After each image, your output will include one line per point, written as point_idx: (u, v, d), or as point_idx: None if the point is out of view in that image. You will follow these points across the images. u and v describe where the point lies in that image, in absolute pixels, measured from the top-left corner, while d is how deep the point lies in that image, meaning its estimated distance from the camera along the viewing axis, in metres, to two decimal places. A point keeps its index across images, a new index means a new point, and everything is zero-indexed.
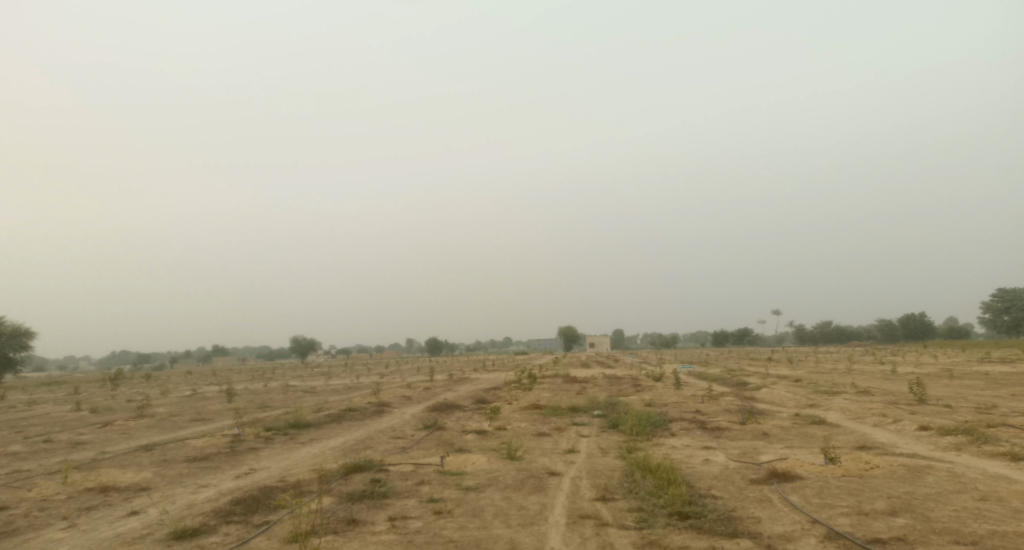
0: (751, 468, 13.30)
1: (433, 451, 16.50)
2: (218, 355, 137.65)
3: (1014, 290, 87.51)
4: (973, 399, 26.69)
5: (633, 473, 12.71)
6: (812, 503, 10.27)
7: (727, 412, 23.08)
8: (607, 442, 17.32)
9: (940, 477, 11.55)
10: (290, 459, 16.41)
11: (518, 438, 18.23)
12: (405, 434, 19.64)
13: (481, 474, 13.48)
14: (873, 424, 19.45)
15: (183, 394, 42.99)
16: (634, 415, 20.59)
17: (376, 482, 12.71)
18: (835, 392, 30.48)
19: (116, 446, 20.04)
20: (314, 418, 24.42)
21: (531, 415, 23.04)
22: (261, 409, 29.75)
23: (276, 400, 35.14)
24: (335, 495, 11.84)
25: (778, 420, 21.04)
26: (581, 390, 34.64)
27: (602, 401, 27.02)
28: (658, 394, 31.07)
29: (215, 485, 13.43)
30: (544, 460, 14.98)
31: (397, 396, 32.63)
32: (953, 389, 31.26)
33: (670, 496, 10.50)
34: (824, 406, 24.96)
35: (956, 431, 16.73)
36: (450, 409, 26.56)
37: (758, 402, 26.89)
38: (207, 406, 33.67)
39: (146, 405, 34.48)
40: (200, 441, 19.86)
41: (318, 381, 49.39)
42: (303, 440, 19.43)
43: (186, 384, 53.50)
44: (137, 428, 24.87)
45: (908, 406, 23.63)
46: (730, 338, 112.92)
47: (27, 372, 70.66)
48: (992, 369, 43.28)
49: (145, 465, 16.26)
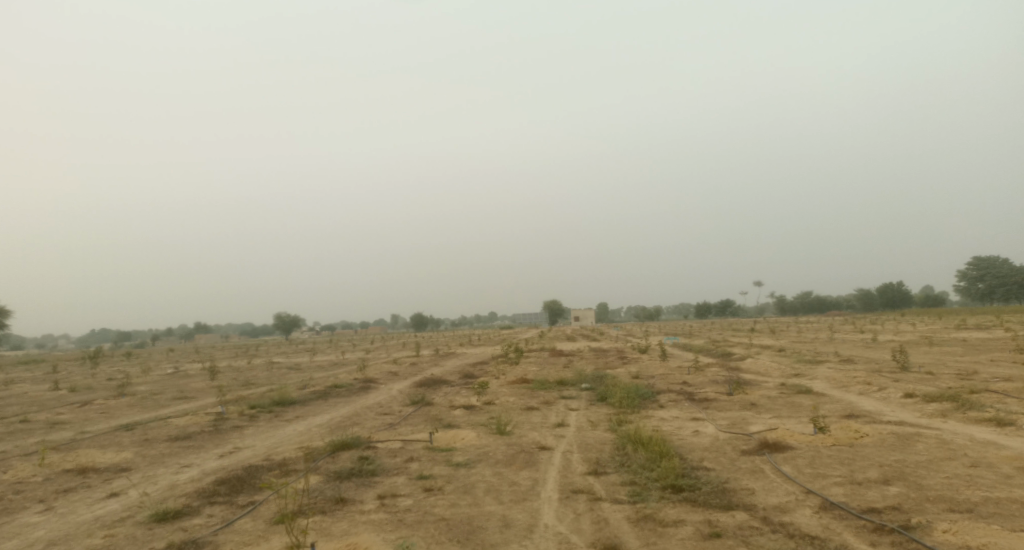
0: (741, 439, 13.28)
1: (421, 427, 16.31)
2: (200, 332, 136.18)
3: (989, 258, 89.01)
4: (954, 365, 27.05)
5: (624, 446, 12.61)
6: (805, 473, 10.21)
7: (714, 383, 23.16)
8: (596, 415, 17.24)
9: (930, 444, 11.58)
10: (276, 437, 16.13)
11: (507, 412, 18.09)
12: (392, 411, 19.42)
13: (471, 449, 13.33)
14: (859, 392, 19.59)
15: (164, 372, 42.34)
16: (622, 387, 20.54)
17: (364, 460, 12.49)
18: (819, 361, 30.73)
19: (96, 426, 19.59)
20: (300, 395, 24.11)
21: (519, 390, 22.93)
22: (245, 387, 29.32)
23: (260, 377, 34.75)
24: (322, 474, 11.59)
25: (765, 390, 21.14)
26: (568, 363, 34.68)
27: (589, 374, 27.02)
28: (644, 367, 31.14)
29: (198, 465, 13.12)
30: (534, 435, 14.85)
31: (384, 372, 32.41)
32: (934, 355, 31.71)
33: (663, 469, 10.39)
34: (809, 375, 25.14)
35: (941, 397, 16.88)
36: (437, 384, 26.40)
37: (744, 373, 27.06)
38: (190, 384, 33.17)
39: (127, 384, 33.91)
40: (183, 419, 19.46)
41: (302, 358, 49.06)
42: (289, 417, 19.15)
43: (168, 361, 52.92)
44: (118, 407, 24.40)
45: (892, 374, 23.84)
46: (713, 310, 114.08)
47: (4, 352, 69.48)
48: (969, 335, 44.05)
49: (125, 445, 15.88)
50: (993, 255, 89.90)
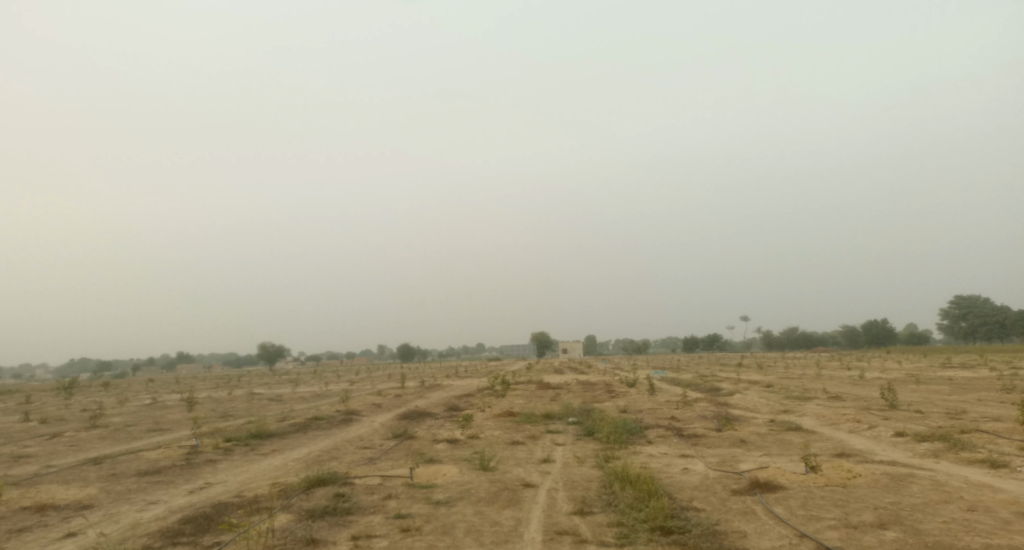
0: (732, 478, 12.89)
1: (401, 462, 15.76)
2: (182, 362, 133.60)
3: (972, 297, 90.06)
4: (941, 404, 26.91)
5: (611, 484, 12.18)
6: (798, 516, 9.85)
7: (702, 419, 22.81)
8: (583, 451, 16.79)
9: (925, 486, 11.27)
10: (250, 472, 15.49)
11: (491, 447, 17.59)
12: (373, 444, 18.82)
13: (453, 486, 12.83)
14: (849, 430, 19.30)
15: (141, 403, 41.18)
16: (610, 422, 20.12)
17: (340, 497, 11.96)
18: (807, 398, 30.48)
19: (62, 459, 18.78)
20: (279, 427, 23.38)
21: (504, 423, 22.41)
22: (223, 418, 28.47)
23: (239, 408, 33.84)
24: (295, 513, 11.05)
25: (754, 426, 20.81)
26: (555, 396, 34.16)
27: (576, 407, 26.58)
28: (632, 401, 30.72)
29: (165, 502, 12.50)
30: (519, 471, 14.38)
31: (366, 404, 31.66)
32: (921, 393, 31.63)
33: (651, 510, 9.97)
34: (797, 412, 24.90)
35: (932, 436, 16.63)
36: (421, 417, 25.80)
37: (732, 409, 26.72)
38: (166, 415, 32.20)
39: (101, 415, 32.88)
40: (155, 452, 18.73)
41: (284, 389, 48.02)
42: (265, 451, 18.49)
43: (146, 392, 51.56)
44: (88, 439, 23.49)
45: (880, 411, 23.65)
46: (700, 344, 114.01)
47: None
48: (955, 373, 44.10)
49: (90, 480, 15.16)
50: (975, 294, 90.97)
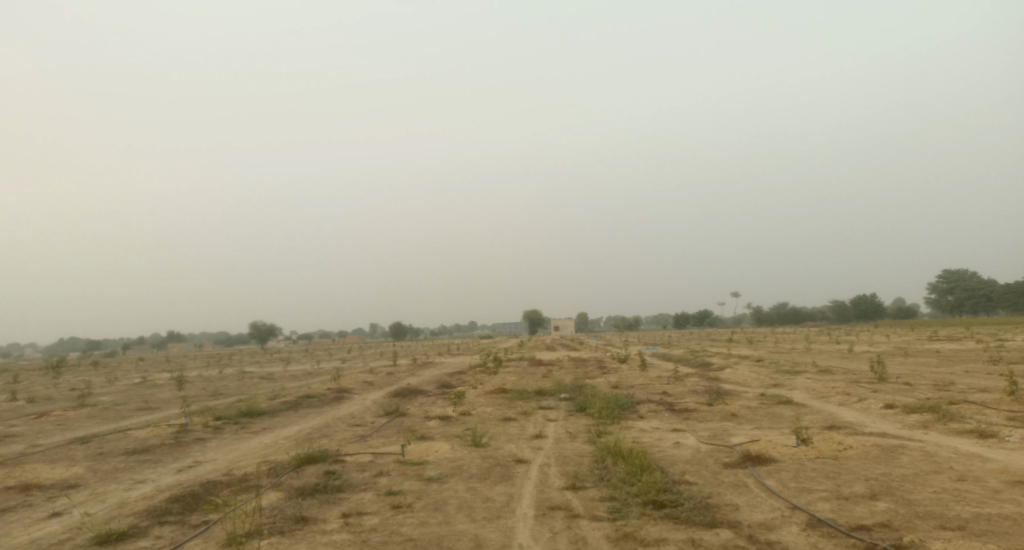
0: (724, 451, 12.90)
1: (393, 439, 15.68)
2: (173, 341, 133.05)
3: (959, 271, 90.88)
4: (929, 376, 27.15)
5: (604, 459, 12.14)
6: (790, 488, 9.84)
7: (694, 393, 22.86)
8: (575, 427, 16.77)
9: (915, 457, 11.30)
10: (240, 450, 15.36)
11: (483, 423, 17.56)
12: (364, 422, 18.75)
13: (444, 463, 12.76)
14: (839, 403, 19.42)
15: (131, 382, 40.90)
16: (601, 398, 20.12)
17: (331, 474, 11.87)
18: (797, 372, 30.64)
19: (50, 439, 18.58)
20: (270, 405, 23.28)
21: (496, 400, 22.40)
22: (213, 397, 28.31)
23: (230, 387, 33.68)
24: (284, 491, 10.94)
25: (745, 400, 20.89)
26: (547, 372, 34.20)
27: (568, 383, 26.60)
28: (624, 377, 30.81)
29: (152, 481, 12.36)
30: (510, 447, 14.35)
31: (358, 382, 31.56)
32: (910, 367, 31.91)
33: (643, 484, 9.93)
34: (787, 385, 25.05)
35: (921, 408, 16.73)
36: (413, 394, 25.76)
37: (723, 383, 26.84)
38: (156, 394, 31.97)
39: (90, 394, 32.64)
40: (144, 431, 18.56)
41: (276, 368, 47.86)
42: (256, 429, 18.36)
43: (137, 371, 51.26)
44: (76, 419, 23.26)
45: (869, 384, 23.81)
46: (691, 320, 114.66)
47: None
48: (942, 346, 44.57)
49: (77, 459, 15.00)
50: (962, 268, 91.75)
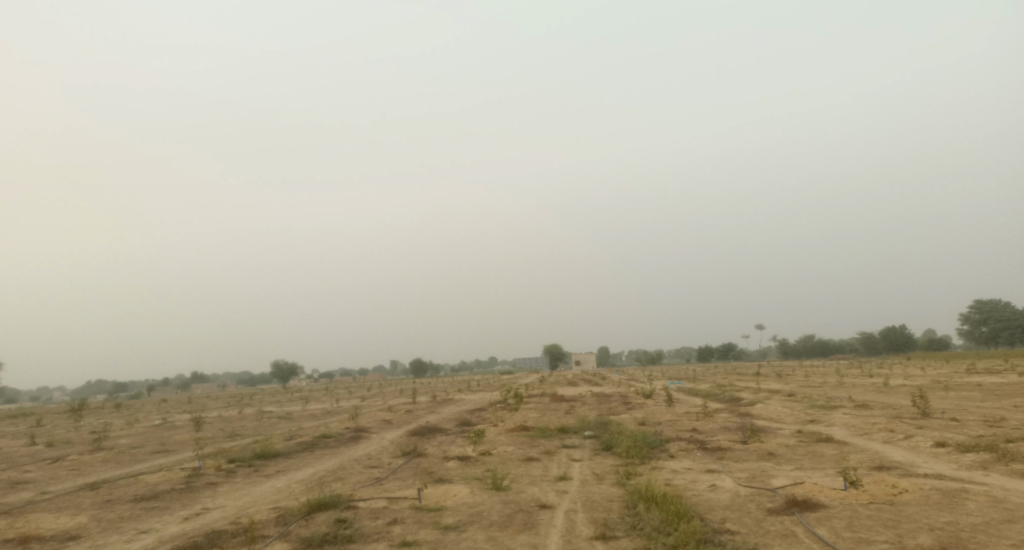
0: (765, 495, 11.88)
1: (410, 482, 14.88)
2: (197, 381, 133.57)
3: (992, 301, 87.95)
4: (976, 411, 25.59)
5: (635, 505, 11.20)
6: (845, 539, 8.85)
7: (726, 431, 21.68)
8: (601, 468, 15.80)
9: (982, 503, 10.19)
10: (250, 496, 14.67)
11: (504, 464, 16.68)
12: (381, 463, 17.98)
13: (463, 509, 11.92)
14: (884, 441, 18.16)
15: (151, 424, 40.58)
16: (629, 436, 19.13)
17: (342, 523, 11.10)
18: (833, 407, 29.12)
19: (60, 485, 18.09)
20: (285, 446, 22.59)
21: (518, 439, 21.46)
22: (229, 438, 27.70)
23: (247, 427, 33.09)
24: (291, 542, 10.21)
25: (781, 437, 19.71)
26: (569, 409, 33.11)
27: (592, 420, 25.57)
28: (650, 413, 29.60)
29: (156, 531, 11.71)
30: (534, 490, 13.44)
31: (376, 420, 30.78)
32: (953, 400, 30.21)
33: (681, 534, 9.02)
34: (825, 421, 23.72)
35: (977, 446, 15.48)
36: (432, 433, 24.93)
37: (756, 419, 25.58)
38: (173, 436, 31.43)
39: (107, 437, 32.20)
40: (155, 476, 17.98)
41: (295, 407, 47.14)
42: (269, 472, 17.66)
43: (158, 412, 50.99)
44: (90, 464, 22.77)
45: (914, 420, 22.44)
46: (715, 354, 112.23)
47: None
48: (983, 379, 42.51)
49: (83, 507, 14.40)
50: (995, 298, 88.73)
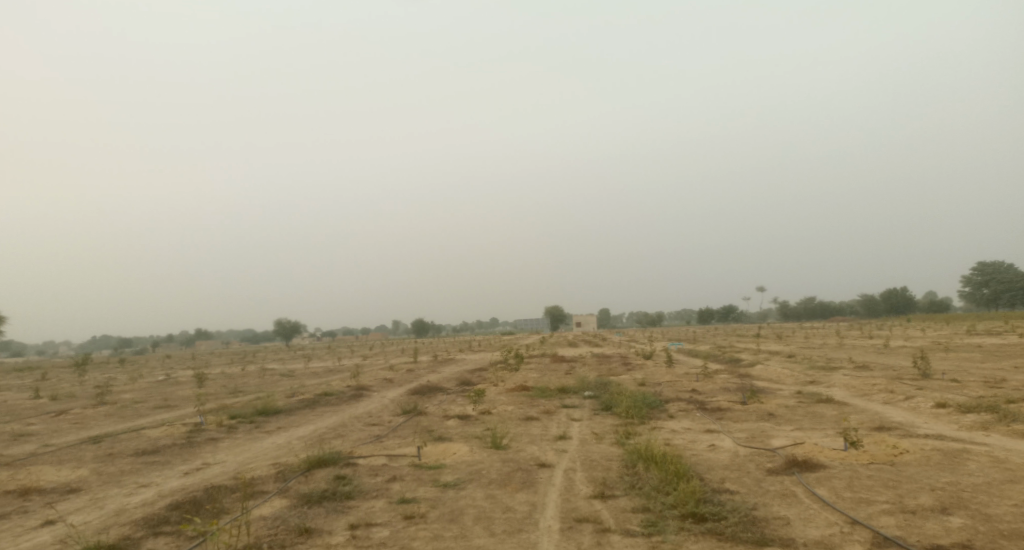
0: (765, 455, 11.84)
1: (409, 440, 14.90)
2: (201, 339, 134.74)
3: (995, 263, 87.55)
4: (977, 373, 25.59)
5: (634, 464, 11.17)
6: (846, 499, 8.79)
7: (726, 392, 21.69)
8: (601, 427, 15.82)
9: (984, 464, 10.11)
10: (250, 452, 14.72)
11: (504, 423, 16.70)
12: (381, 421, 18.04)
13: (462, 467, 11.91)
14: (884, 402, 18.13)
15: (155, 379, 40.89)
16: (628, 396, 19.12)
17: (341, 480, 11.11)
18: (832, 368, 29.15)
19: (63, 438, 18.19)
20: (286, 403, 22.70)
21: (518, 398, 21.52)
22: (231, 395, 27.87)
23: (250, 384, 33.29)
24: (290, 498, 10.21)
25: (781, 398, 19.69)
26: (570, 369, 33.27)
27: (592, 381, 25.63)
28: (650, 373, 29.67)
29: (156, 485, 11.75)
30: (533, 449, 13.44)
31: (377, 379, 30.92)
32: (954, 362, 30.22)
33: (681, 494, 8.97)
34: (824, 382, 23.73)
35: (978, 408, 15.41)
36: (433, 392, 25.04)
37: (756, 380, 25.63)
38: (176, 392, 31.70)
39: (110, 392, 32.44)
40: (157, 431, 18.07)
41: (298, 364, 47.41)
42: (270, 429, 17.74)
43: (162, 368, 51.59)
44: (93, 418, 22.94)
45: (914, 381, 22.43)
46: (716, 315, 112.61)
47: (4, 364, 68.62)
48: (983, 341, 42.54)
49: (84, 461, 14.48)
50: (997, 261, 88.32)
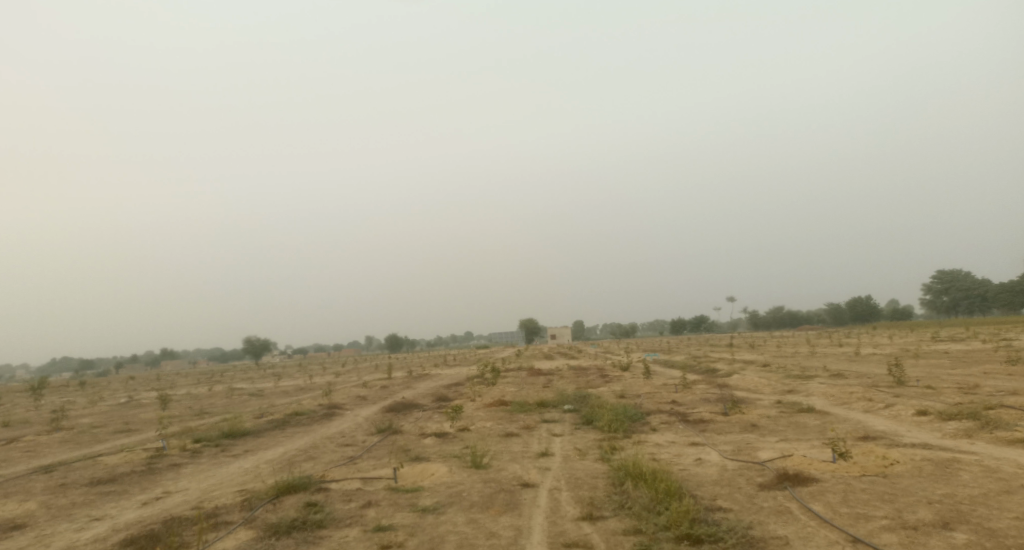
0: (754, 469, 11.49)
1: (384, 461, 14.22)
2: (166, 358, 130.63)
3: (954, 271, 89.89)
4: (949, 379, 25.81)
5: (621, 482, 10.72)
6: (843, 514, 8.46)
7: (706, 403, 21.42)
8: (583, 442, 15.35)
9: (978, 474, 9.92)
10: (215, 478, 13.87)
11: (483, 440, 16.12)
12: (355, 441, 17.29)
13: (441, 489, 11.31)
14: (864, 410, 18.02)
15: (116, 402, 39.13)
16: (609, 409, 18.71)
17: (312, 507, 10.43)
18: (808, 377, 29.21)
19: (12, 468, 17.00)
20: (255, 424, 21.72)
21: (497, 413, 20.94)
22: (196, 417, 26.67)
23: (217, 405, 32.00)
24: (257, 529, 9.51)
25: (763, 408, 19.47)
26: (547, 382, 32.75)
27: (571, 394, 25.20)
28: (629, 385, 29.34)
29: (110, 518, 10.89)
30: (514, 468, 12.90)
31: (350, 397, 30.03)
32: (925, 369, 30.51)
33: (673, 513, 8.54)
34: (803, 391, 23.67)
35: (959, 415, 15.33)
36: (408, 409, 24.29)
37: (734, 390, 25.48)
38: (137, 415, 30.26)
39: (67, 417, 30.84)
40: (114, 457, 17.02)
41: (267, 383, 45.97)
42: (236, 452, 16.85)
43: (124, 390, 49.66)
44: (46, 445, 21.63)
45: (890, 389, 22.46)
46: (688, 326, 113.52)
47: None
48: (949, 347, 43.30)
49: (33, 493, 13.48)
50: (956, 269, 90.79)
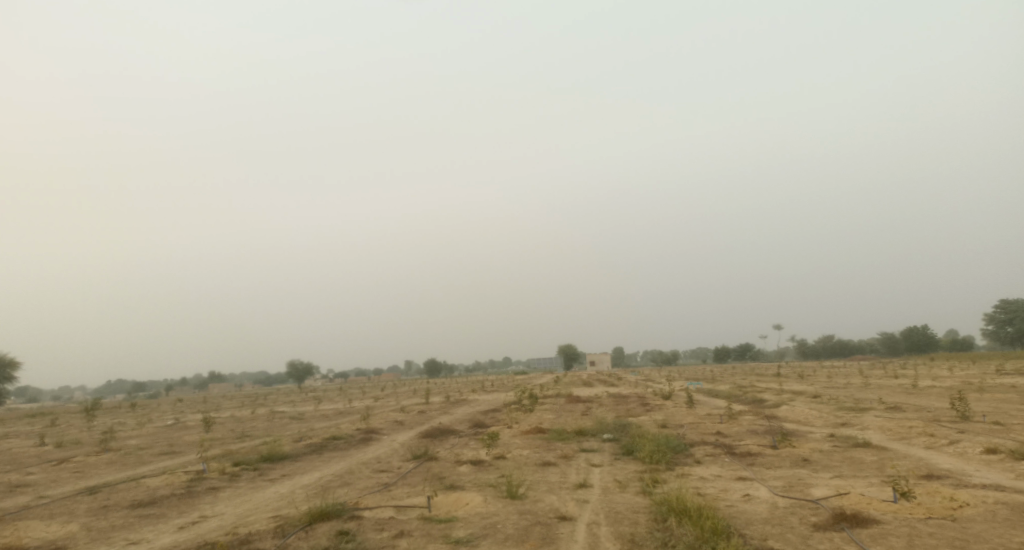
0: (808, 508, 10.78)
1: (419, 489, 13.96)
2: (213, 381, 133.66)
3: (1018, 300, 85.18)
4: (1020, 414, 24.10)
5: (664, 518, 10.19)
6: None
7: (753, 434, 20.50)
8: (624, 474, 14.79)
9: None
10: (251, 502, 13.84)
11: (520, 469, 15.72)
12: (390, 467, 17.11)
13: (475, 520, 10.97)
14: (926, 446, 16.92)
15: (163, 424, 40.05)
16: (651, 439, 18.07)
17: (344, 535, 10.23)
18: (862, 410, 27.76)
19: (60, 489, 17.38)
20: (293, 448, 21.80)
21: (534, 442, 20.49)
22: (238, 440, 27.01)
23: (258, 428, 32.35)
24: None
25: (815, 442, 18.48)
26: (586, 410, 32.09)
27: (610, 422, 24.56)
28: (671, 414, 28.42)
29: (147, 541, 10.90)
30: (552, 499, 12.48)
31: (388, 422, 29.95)
32: (991, 403, 28.66)
33: None
34: (857, 424, 22.45)
35: None
36: (445, 435, 24.04)
37: (784, 422, 24.33)
38: (182, 437, 30.80)
39: (115, 438, 31.60)
40: (156, 480, 17.24)
41: (307, 407, 46.51)
42: (274, 476, 16.87)
43: (172, 412, 50.76)
44: (94, 466, 22.12)
45: (954, 424, 21.08)
46: (732, 354, 110.50)
47: (17, 409, 68.26)
48: (1017, 380, 40.67)
49: (77, 514, 13.69)
50: (1021, 298, 86.00)
